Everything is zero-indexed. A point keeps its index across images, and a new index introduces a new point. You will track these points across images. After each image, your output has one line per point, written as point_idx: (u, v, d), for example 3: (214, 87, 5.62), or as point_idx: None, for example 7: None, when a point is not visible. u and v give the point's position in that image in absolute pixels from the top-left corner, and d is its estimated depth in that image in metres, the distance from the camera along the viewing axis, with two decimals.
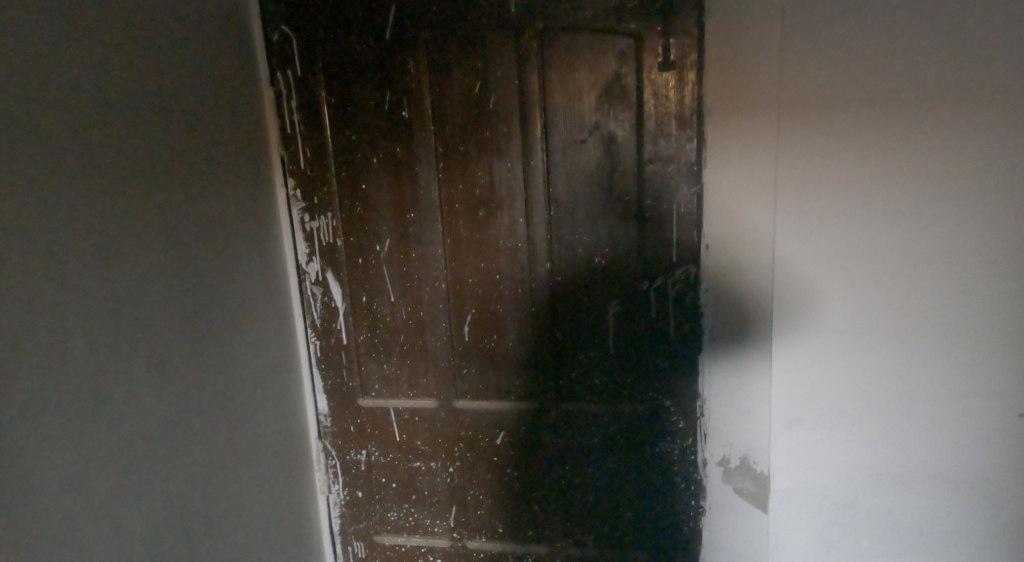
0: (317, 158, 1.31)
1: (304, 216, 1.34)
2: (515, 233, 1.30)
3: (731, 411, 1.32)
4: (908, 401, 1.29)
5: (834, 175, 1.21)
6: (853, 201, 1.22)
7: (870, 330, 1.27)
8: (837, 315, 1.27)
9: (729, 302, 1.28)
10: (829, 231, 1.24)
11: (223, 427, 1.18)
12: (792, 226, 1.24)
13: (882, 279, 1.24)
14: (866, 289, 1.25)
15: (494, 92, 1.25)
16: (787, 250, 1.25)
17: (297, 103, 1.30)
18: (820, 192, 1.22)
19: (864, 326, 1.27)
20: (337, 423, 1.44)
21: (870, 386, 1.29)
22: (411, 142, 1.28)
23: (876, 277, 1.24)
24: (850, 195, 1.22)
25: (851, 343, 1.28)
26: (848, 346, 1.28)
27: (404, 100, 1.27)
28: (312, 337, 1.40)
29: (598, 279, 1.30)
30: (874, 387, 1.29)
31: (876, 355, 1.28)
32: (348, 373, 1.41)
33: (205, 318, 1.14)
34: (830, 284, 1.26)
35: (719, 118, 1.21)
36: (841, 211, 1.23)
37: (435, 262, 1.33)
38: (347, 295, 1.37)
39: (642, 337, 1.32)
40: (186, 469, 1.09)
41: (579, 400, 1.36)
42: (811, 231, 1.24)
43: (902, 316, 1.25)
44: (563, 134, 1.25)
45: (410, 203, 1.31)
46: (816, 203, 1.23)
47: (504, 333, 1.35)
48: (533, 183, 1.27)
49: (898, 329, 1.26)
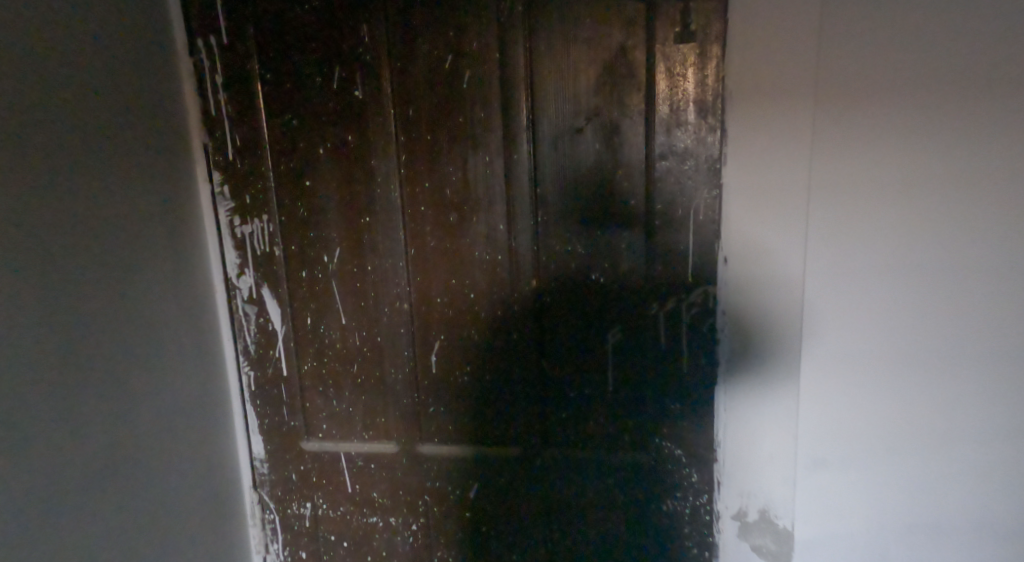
0: (248, 148, 1.06)
1: (233, 218, 1.09)
2: (494, 243, 1.06)
3: (750, 457, 1.10)
4: (950, 440, 1.08)
5: (878, 175, 0.99)
6: (900, 206, 1.00)
7: (912, 358, 1.05)
8: (871, 338, 1.05)
9: (752, 327, 1.05)
10: (866, 239, 1.01)
11: (104, 493, 0.92)
12: (823, 230, 1.01)
13: (929, 300, 1.03)
14: (906, 307, 1.03)
15: (469, 68, 1.01)
16: (817, 259, 1.02)
17: (222, 79, 1.04)
18: (856, 192, 1.00)
19: (906, 355, 1.05)
20: (276, 471, 1.18)
21: (906, 422, 1.08)
22: (367, 131, 1.04)
23: (918, 294, 1.03)
24: (894, 197, 1.00)
25: (885, 371, 1.06)
26: (881, 374, 1.06)
27: (357, 77, 1.02)
28: (245, 367, 1.15)
29: (595, 300, 1.07)
30: (910, 422, 1.08)
31: (919, 389, 1.06)
32: (290, 411, 1.16)
33: (76, 352, 0.89)
34: (867, 304, 1.04)
35: (745, 105, 0.98)
36: (878, 214, 1.01)
37: (397, 278, 1.09)
38: (289, 317, 1.12)
39: (648, 372, 1.09)
40: (52, 542, 0.85)
41: (571, 446, 1.13)
42: (843, 237, 1.02)
43: (945, 340, 1.04)
44: (556, 123, 1.01)
45: (366, 205, 1.07)
46: (851, 203, 1.00)
47: (479, 365, 1.11)
48: (517, 182, 1.03)
49: (940, 356, 1.05)
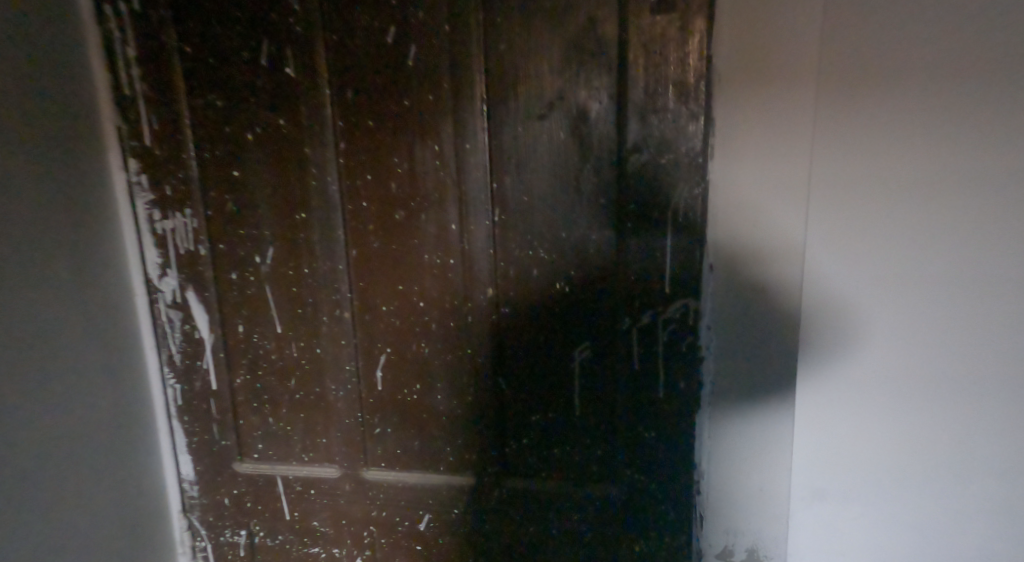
0: (168, 133, 0.93)
1: (152, 212, 0.96)
2: (445, 245, 0.93)
3: (737, 491, 0.96)
4: (966, 473, 0.94)
5: (892, 168, 0.85)
6: (918, 205, 0.86)
7: (926, 379, 0.91)
8: (880, 355, 0.91)
9: (743, 344, 0.91)
10: (877, 241, 0.87)
11: None
12: (826, 230, 0.87)
13: (948, 313, 0.89)
14: (920, 321, 0.89)
15: (414, 44, 0.87)
16: (818, 263, 0.88)
17: (135, 53, 0.91)
18: (867, 187, 0.86)
19: (920, 375, 0.91)
20: (207, 495, 1.06)
21: (917, 451, 0.94)
22: (301, 114, 0.91)
23: (935, 306, 0.89)
24: (910, 194, 0.86)
25: (895, 393, 0.92)
26: (891, 396, 0.92)
27: (288, 52, 0.89)
28: (171, 380, 1.03)
29: (560, 310, 0.94)
30: (922, 452, 0.94)
31: (933, 414, 0.92)
32: (222, 430, 1.04)
33: None
34: (875, 315, 0.89)
35: (734, 88, 0.84)
36: (892, 213, 0.86)
37: (337, 283, 0.96)
38: (218, 324, 1.00)
39: (621, 395, 0.96)
40: None
41: (533, 475, 1.00)
42: (850, 238, 0.87)
43: (965, 360, 0.90)
44: (513, 107, 0.88)
45: (301, 200, 0.94)
46: (860, 199, 0.86)
47: (431, 382, 0.98)
48: (471, 175, 0.90)
49: (958, 378, 0.91)
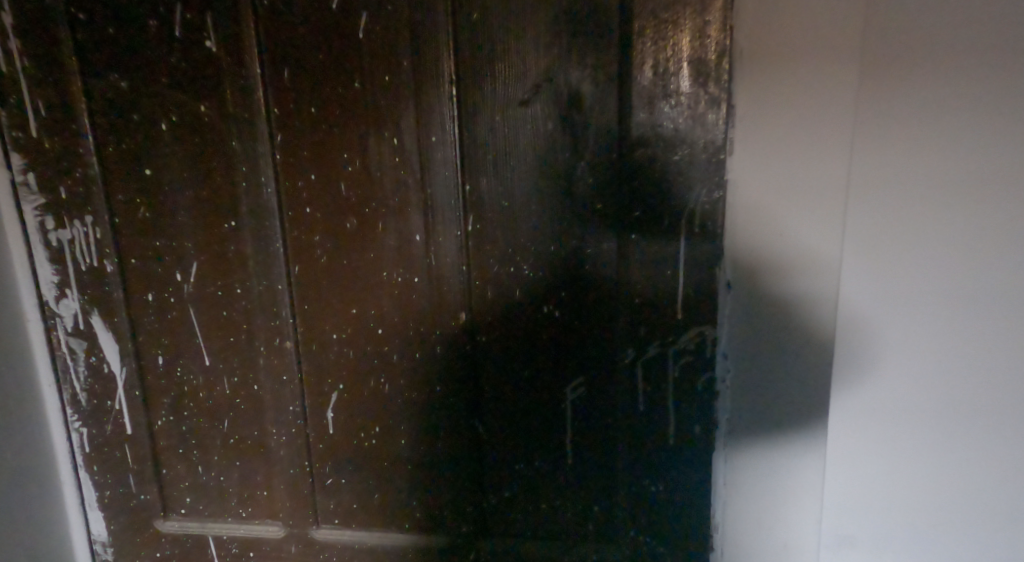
0: (59, 121, 0.75)
1: (43, 219, 0.78)
2: (407, 260, 0.76)
3: (757, 547, 0.79)
4: None
5: (947, 150, 0.67)
6: (978, 193, 0.68)
7: (984, 408, 0.73)
8: (929, 380, 0.73)
9: (766, 376, 0.74)
10: (927, 239, 0.69)
11: None
12: (865, 226, 0.70)
13: (1012, 330, 0.71)
14: (978, 338, 0.71)
15: (364, 11, 0.70)
16: (854, 267, 0.71)
17: (14, 20, 0.73)
18: (917, 174, 0.68)
19: (975, 405, 0.73)
20: (125, 557, 0.89)
21: (973, 496, 0.75)
22: (225, 98, 0.73)
23: (995, 318, 0.71)
24: (969, 182, 0.68)
25: (947, 426, 0.74)
26: (941, 429, 0.74)
27: (207, 20, 0.71)
28: (75, 422, 0.84)
29: (549, 340, 0.78)
30: (979, 496, 0.75)
31: (993, 451, 0.74)
32: (140, 482, 0.86)
33: None
34: (924, 329, 0.72)
35: (760, 64, 0.67)
36: (946, 204, 0.69)
37: (277, 306, 0.79)
38: (131, 356, 0.82)
39: (621, 440, 0.80)
40: None
41: (516, 533, 0.84)
42: (894, 235, 0.70)
43: None
44: (490, 91, 0.71)
45: (229, 205, 0.76)
46: (909, 187, 0.68)
47: (392, 425, 0.82)
48: (439, 175, 0.73)
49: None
